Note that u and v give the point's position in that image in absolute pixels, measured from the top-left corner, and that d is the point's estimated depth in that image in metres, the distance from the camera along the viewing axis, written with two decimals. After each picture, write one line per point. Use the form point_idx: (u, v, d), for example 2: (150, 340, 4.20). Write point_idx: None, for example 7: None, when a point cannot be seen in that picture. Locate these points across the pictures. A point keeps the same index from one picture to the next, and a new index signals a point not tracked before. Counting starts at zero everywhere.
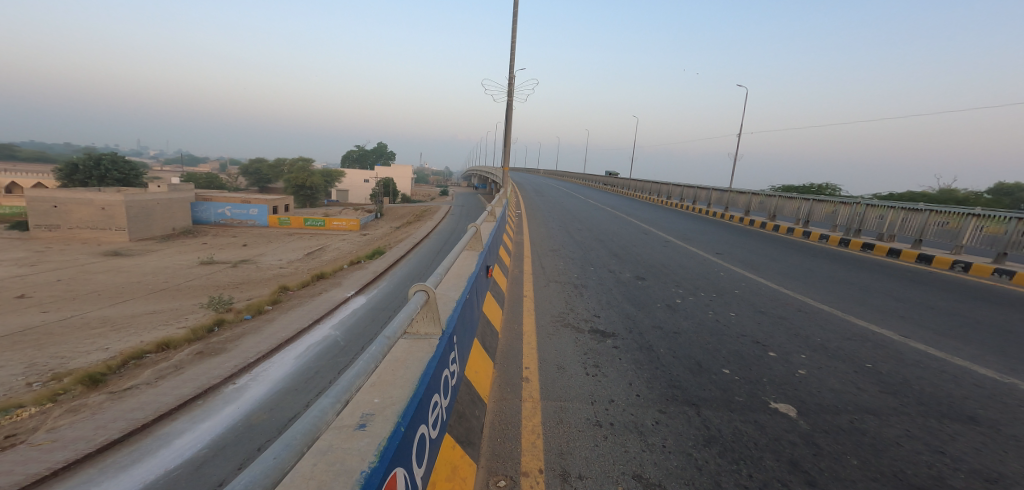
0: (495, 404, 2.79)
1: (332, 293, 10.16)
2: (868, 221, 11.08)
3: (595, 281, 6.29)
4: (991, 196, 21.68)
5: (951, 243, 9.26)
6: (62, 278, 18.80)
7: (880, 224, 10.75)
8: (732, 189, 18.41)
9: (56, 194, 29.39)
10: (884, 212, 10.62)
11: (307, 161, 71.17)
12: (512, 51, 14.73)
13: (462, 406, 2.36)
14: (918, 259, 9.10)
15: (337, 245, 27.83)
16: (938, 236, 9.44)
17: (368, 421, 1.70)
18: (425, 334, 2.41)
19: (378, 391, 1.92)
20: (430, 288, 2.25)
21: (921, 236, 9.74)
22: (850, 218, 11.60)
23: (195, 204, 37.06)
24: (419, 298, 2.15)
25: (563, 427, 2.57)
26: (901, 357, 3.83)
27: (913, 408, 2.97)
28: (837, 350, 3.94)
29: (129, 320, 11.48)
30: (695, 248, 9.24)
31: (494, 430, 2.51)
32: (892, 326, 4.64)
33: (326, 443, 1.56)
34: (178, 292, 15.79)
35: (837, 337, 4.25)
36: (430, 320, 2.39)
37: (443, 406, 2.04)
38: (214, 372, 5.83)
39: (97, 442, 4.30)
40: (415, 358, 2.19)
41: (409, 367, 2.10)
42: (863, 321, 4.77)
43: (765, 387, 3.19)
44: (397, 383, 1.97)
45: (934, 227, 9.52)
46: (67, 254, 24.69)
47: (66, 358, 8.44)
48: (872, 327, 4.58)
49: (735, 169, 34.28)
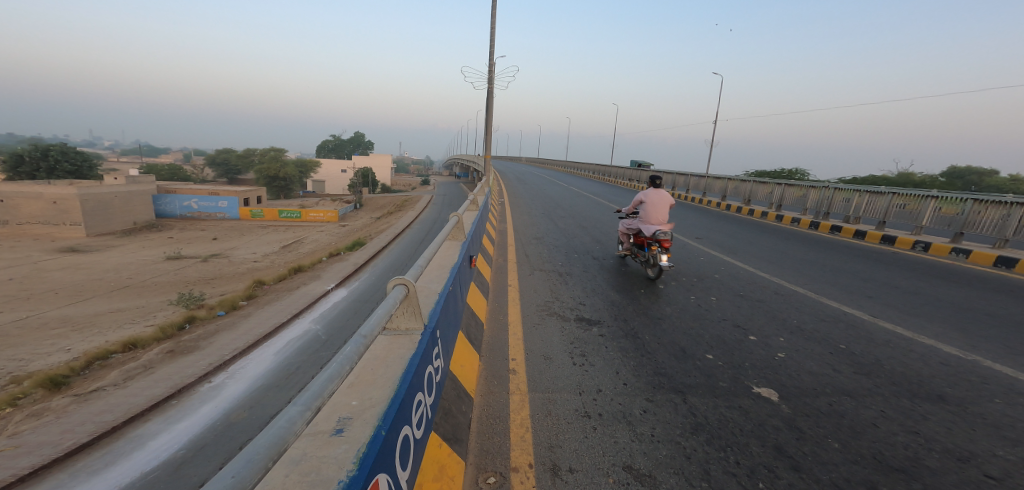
0: (481, 398, 2.80)
1: (310, 286, 9.94)
2: (835, 205, 11.54)
3: (579, 268, 6.36)
4: (946, 179, 22.91)
5: (911, 223, 9.77)
6: (13, 277, 17.69)
7: (846, 207, 11.23)
8: (707, 175, 18.84)
9: (3, 187, 27.42)
10: (850, 195, 11.08)
11: (277, 150, 68.54)
12: (492, 35, 14.44)
13: (448, 403, 2.36)
14: (882, 240, 9.55)
15: (315, 237, 27.17)
16: (900, 217, 9.91)
17: (345, 425, 1.57)
18: (406, 330, 2.32)
19: (356, 393, 1.79)
20: (409, 281, 2.17)
21: (884, 218, 10.19)
22: (819, 202, 12.02)
23: (158, 197, 35.47)
24: (398, 292, 2.08)
25: (553, 419, 2.61)
26: (873, 337, 4.03)
27: (884, 388, 3.15)
28: (813, 331, 4.13)
29: (91, 319, 10.96)
30: (675, 233, 9.45)
31: (482, 425, 2.52)
32: (863, 307, 4.88)
33: (299, 453, 1.43)
34: (145, 288, 15.13)
35: (812, 319, 4.46)
36: (411, 315, 2.30)
37: (427, 404, 2.00)
38: (188, 371, 5.64)
39: (66, 446, 4.12)
40: (396, 355, 2.07)
41: (389, 365, 1.98)
42: (835, 302, 5.00)
43: (747, 372, 3.31)
44: (378, 382, 1.85)
45: (896, 210, 9.99)
46: (18, 251, 23.20)
47: (23, 361, 7.99)
48: (844, 308, 4.81)
49: (711, 156, 35.00)
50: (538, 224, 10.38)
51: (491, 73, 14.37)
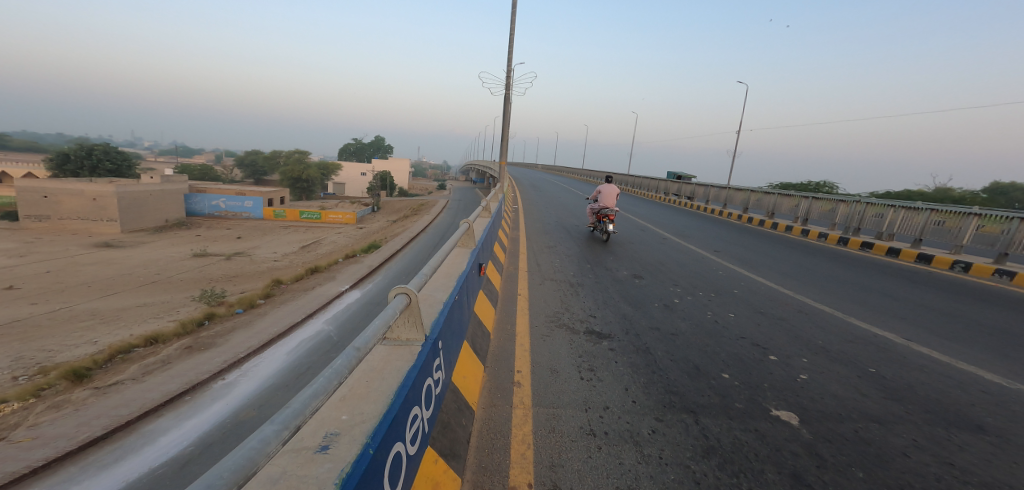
0: (483, 411, 2.73)
1: (325, 286, 10.07)
2: (867, 220, 11.06)
3: (591, 279, 6.25)
4: (987, 195, 21.74)
5: (950, 242, 9.26)
6: (51, 270, 18.57)
7: (878, 223, 10.75)
8: (729, 186, 18.41)
9: (47, 184, 28.98)
10: (883, 210, 10.60)
11: (302, 153, 70.47)
12: (511, 42, 14.53)
13: (448, 416, 2.29)
14: (917, 259, 9.08)
15: (334, 238, 27.68)
16: (937, 235, 9.43)
17: (331, 442, 1.45)
18: (406, 340, 2.22)
19: (347, 408, 1.67)
20: (411, 291, 2.09)
21: (920, 235, 9.70)
22: (848, 217, 11.54)
23: (189, 196, 36.87)
24: (399, 301, 2.00)
25: (556, 436, 2.52)
26: (904, 361, 3.79)
27: (917, 416, 2.94)
28: (839, 353, 3.91)
29: (118, 313, 11.38)
30: (693, 245, 9.22)
31: (481, 440, 2.45)
32: (894, 328, 4.61)
33: (278, 471, 1.31)
34: (170, 284, 15.66)
35: (838, 339, 4.23)
36: (411, 325, 2.21)
37: (423, 419, 1.89)
38: (202, 368, 5.75)
39: (80, 439, 4.25)
40: (393, 368, 1.97)
41: (386, 378, 1.87)
42: (863, 323, 4.74)
43: (765, 393, 3.15)
44: (370, 396, 1.74)
45: (933, 227, 9.50)
46: (57, 245, 24.41)
47: (53, 352, 8.33)
48: (874, 329, 4.55)
49: (733, 167, 34.18)
50: (551, 232, 10.29)
51: (509, 80, 14.43)
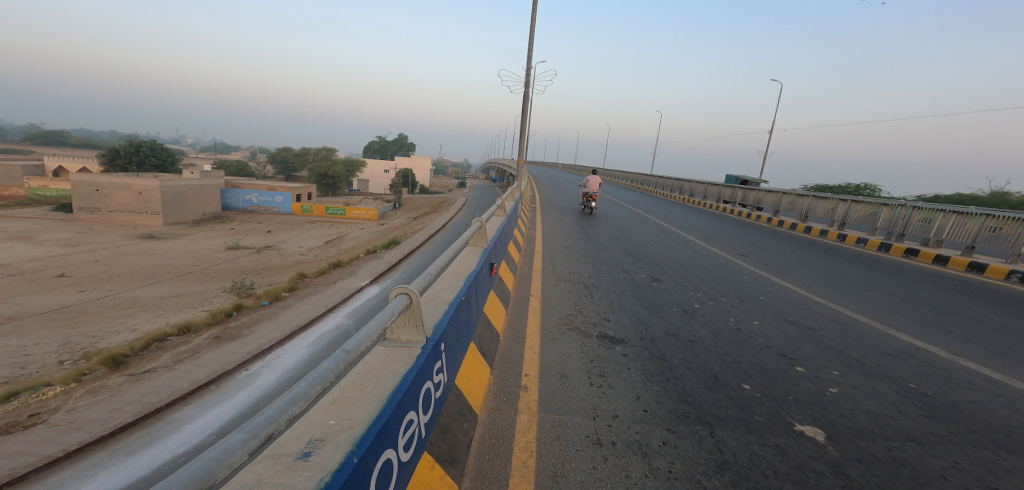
0: (486, 415, 2.68)
1: (347, 281, 10.29)
2: (912, 225, 10.38)
3: (608, 281, 6.11)
4: None
5: (1007, 250, 8.58)
6: (98, 259, 19.77)
7: (924, 229, 10.08)
8: (758, 188, 17.73)
9: (98, 179, 30.89)
10: (930, 215, 9.94)
11: (332, 150, 72.42)
12: (531, 39, 14.40)
13: (448, 420, 2.24)
14: (968, 267, 8.45)
15: (358, 233, 28.27)
16: (992, 243, 8.76)
17: (315, 448, 1.41)
18: (406, 342, 2.20)
19: (337, 411, 1.64)
20: (412, 291, 2.05)
21: (972, 242, 9.04)
22: (891, 222, 10.88)
23: (225, 191, 38.55)
24: (399, 301, 1.97)
25: (560, 445, 2.45)
26: (949, 377, 3.51)
27: (961, 436, 2.71)
28: (875, 366, 3.66)
29: (156, 302, 11.98)
30: (718, 249, 8.89)
31: (483, 445, 2.40)
32: (938, 342, 4.28)
33: (255, 475, 1.28)
34: (204, 276, 16.37)
35: (874, 352, 3.96)
36: (412, 327, 2.18)
37: (419, 424, 1.86)
38: (228, 358, 5.97)
39: (112, 425, 4.51)
40: (389, 370, 1.93)
41: (381, 381, 1.84)
42: (903, 335, 4.42)
43: (789, 406, 2.97)
44: (362, 400, 1.69)
45: (988, 234, 8.83)
46: (106, 236, 25.99)
47: (96, 338, 8.85)
48: (915, 342, 4.24)
49: (764, 168, 32.86)
50: (570, 232, 10.16)
51: (530, 78, 14.33)
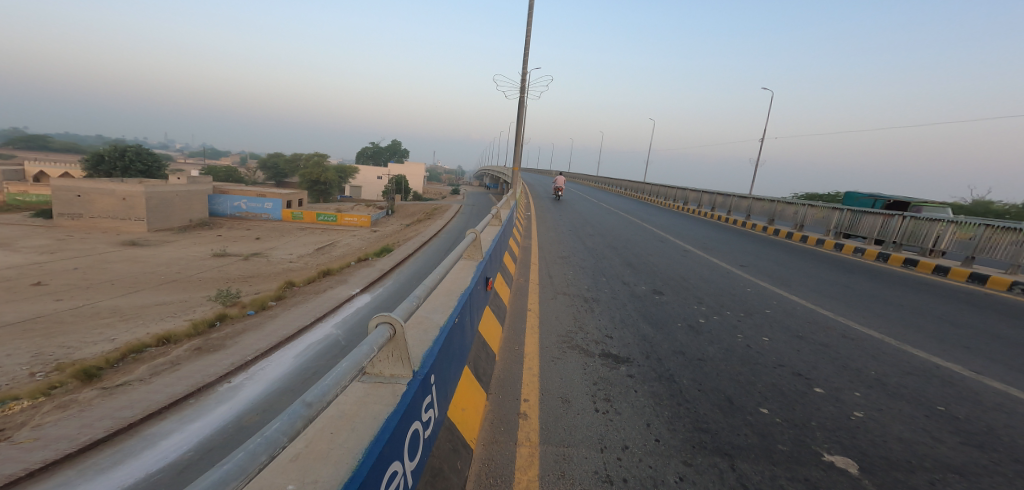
0: (482, 449, 2.55)
1: (337, 290, 10.10)
2: (910, 235, 10.43)
3: (607, 294, 6.03)
4: None
5: (1007, 261, 8.63)
6: (78, 267, 19.23)
7: (922, 239, 10.14)
8: (752, 196, 17.82)
9: (81, 184, 30.25)
10: (927, 225, 10.00)
11: (323, 155, 71.91)
12: (526, 47, 14.44)
13: (440, 460, 2.10)
14: (969, 279, 8.52)
15: (350, 241, 27.95)
16: (992, 254, 8.80)
17: None
18: (389, 376, 2.08)
19: (299, 471, 1.50)
20: (396, 320, 1.91)
21: (973, 253, 9.07)
22: (890, 232, 10.94)
23: (213, 197, 38.04)
24: (381, 332, 1.80)
25: (566, 483, 2.32)
26: (979, 399, 3.46)
27: (1005, 466, 2.61)
28: (898, 387, 3.60)
29: (138, 311, 11.67)
30: (717, 259, 8.88)
31: (478, 484, 2.26)
32: (958, 360, 4.25)
33: None
34: (189, 284, 16.00)
35: (895, 371, 3.92)
36: (395, 361, 2.05)
37: (405, 473, 1.72)
38: (210, 370, 5.77)
39: (81, 442, 4.28)
40: (368, 413, 1.81)
41: (356, 429, 1.71)
42: (921, 352, 4.39)
43: (814, 434, 2.88)
44: (332, 457, 1.56)
45: (989, 245, 8.86)
46: (87, 243, 25.37)
47: (71, 348, 8.54)
48: (934, 360, 4.21)
49: (755, 176, 33.15)
50: (566, 242, 10.11)
51: (524, 84, 14.34)
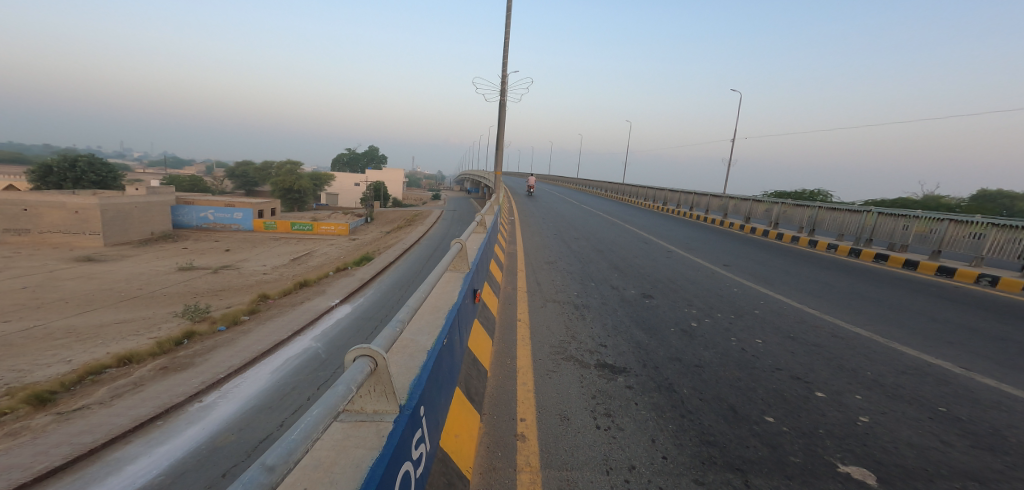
0: (478, 477, 2.45)
1: (315, 301, 9.76)
2: (881, 230, 10.89)
3: (597, 300, 6.04)
4: (996, 196, 21.37)
5: (973, 254, 9.08)
6: (27, 285, 17.96)
7: (892, 234, 10.60)
8: (727, 196, 18.29)
9: (27, 197, 28.32)
10: (898, 221, 10.44)
11: (294, 163, 70.04)
12: (505, 52, 14.42)
13: None
14: (938, 272, 8.97)
15: (325, 250, 27.17)
16: (960, 248, 9.23)
17: None
18: (371, 413, 1.93)
19: None
20: (377, 353, 1.79)
21: (940, 247, 9.49)
22: (860, 227, 11.35)
23: (176, 208, 36.36)
24: (360, 368, 1.66)
25: None
26: (976, 398, 3.59)
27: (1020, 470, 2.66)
28: (897, 388, 3.71)
29: (97, 329, 10.97)
30: (701, 259, 9.06)
31: None
32: (948, 356, 4.43)
33: None
34: (153, 299, 15.17)
35: (890, 371, 4.06)
36: (378, 396, 1.90)
37: None
38: (178, 390, 5.45)
39: (35, 471, 3.92)
40: (349, 460, 1.66)
41: (335, 481, 1.55)
42: (912, 350, 4.56)
43: (825, 443, 2.90)
44: None
45: (956, 239, 9.30)
46: (36, 260, 23.73)
47: (22, 372, 7.93)
48: (926, 357, 4.38)
49: (729, 175, 34.17)
50: (552, 246, 10.11)
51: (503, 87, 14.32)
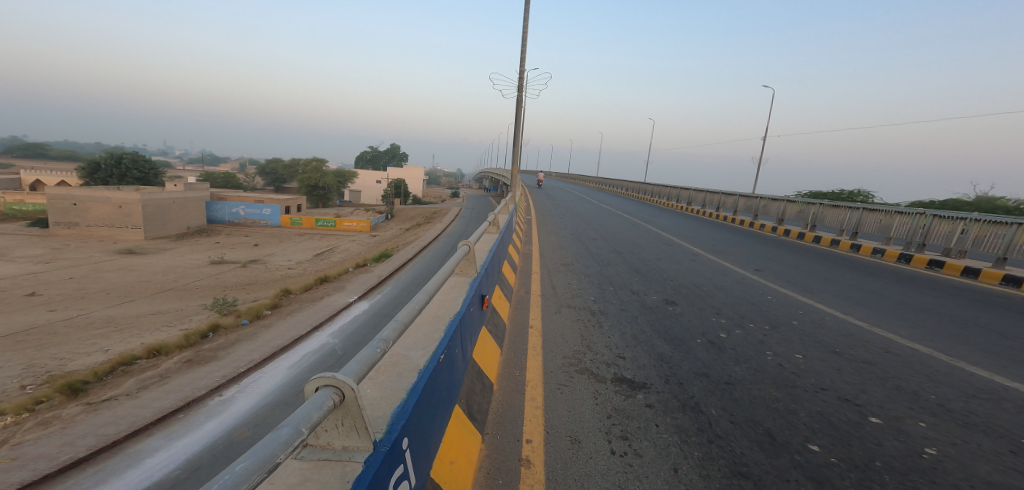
0: None
1: (334, 297, 9.89)
2: (934, 234, 10.14)
3: (617, 306, 5.85)
4: None
5: None
6: (73, 276, 19.06)
7: (947, 238, 9.85)
8: (757, 195, 17.54)
9: (76, 192, 30.10)
10: (954, 224, 9.69)
11: (321, 160, 71.92)
12: (523, 48, 14.23)
13: None
14: (1003, 281, 8.29)
15: (349, 246, 27.80)
16: None
17: None
18: (340, 449, 1.77)
19: None
20: (340, 383, 1.60)
21: (1006, 253, 8.71)
22: (911, 230, 10.62)
23: (210, 204, 37.91)
24: (317, 403, 1.46)
25: None
26: None
27: None
28: (968, 416, 3.38)
29: (133, 320, 11.49)
30: (731, 263, 8.67)
31: None
32: (1022, 378, 4.03)
33: None
34: (185, 292, 15.81)
35: (957, 394, 3.72)
36: (347, 431, 1.74)
37: None
38: (201, 383, 5.58)
39: (60, 461, 4.07)
40: None
41: None
42: (980, 371, 4.18)
43: (882, 478, 2.66)
44: None
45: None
46: (83, 252, 25.18)
47: (63, 360, 8.36)
48: (998, 379, 4.00)
49: (759, 174, 32.97)
50: (574, 247, 9.91)
51: (523, 82, 14.15)
